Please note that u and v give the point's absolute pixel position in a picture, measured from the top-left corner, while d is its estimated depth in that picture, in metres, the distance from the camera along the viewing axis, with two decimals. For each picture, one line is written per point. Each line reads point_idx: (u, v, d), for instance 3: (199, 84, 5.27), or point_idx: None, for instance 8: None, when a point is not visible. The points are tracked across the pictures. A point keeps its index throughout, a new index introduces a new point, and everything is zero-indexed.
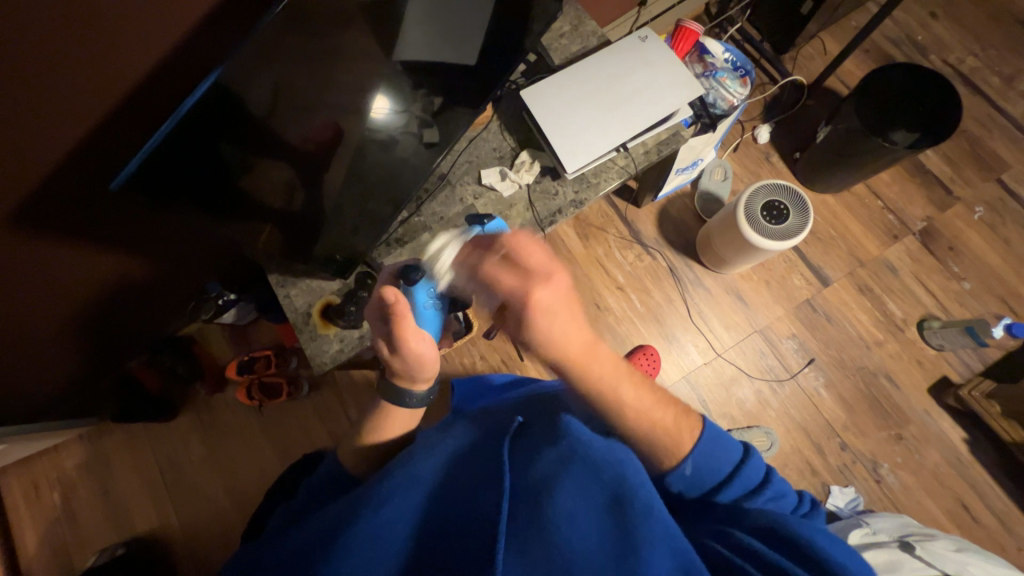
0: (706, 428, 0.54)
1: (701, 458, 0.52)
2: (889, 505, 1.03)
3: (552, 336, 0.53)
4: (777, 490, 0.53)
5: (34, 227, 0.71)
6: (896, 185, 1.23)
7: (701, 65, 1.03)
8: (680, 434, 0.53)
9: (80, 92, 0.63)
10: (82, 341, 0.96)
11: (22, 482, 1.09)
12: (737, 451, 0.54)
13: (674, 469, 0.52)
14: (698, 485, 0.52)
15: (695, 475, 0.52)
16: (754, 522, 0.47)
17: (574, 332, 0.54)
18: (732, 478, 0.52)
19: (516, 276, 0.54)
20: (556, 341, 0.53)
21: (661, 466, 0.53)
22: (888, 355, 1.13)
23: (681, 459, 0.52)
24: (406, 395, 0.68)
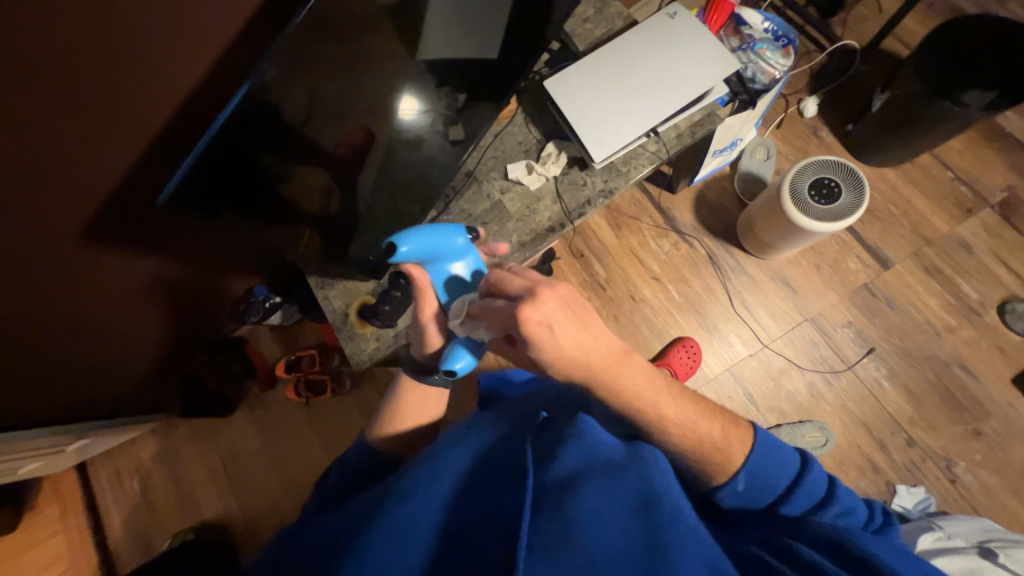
0: (759, 437, 0.52)
1: (754, 473, 0.50)
2: (966, 506, 0.94)
3: (564, 352, 0.46)
4: (844, 505, 0.50)
5: (99, 238, 0.77)
6: (968, 153, 1.11)
7: (737, 38, 0.96)
8: (729, 446, 0.51)
9: (135, 110, 0.68)
10: (149, 344, 1.04)
11: (106, 471, 1.21)
12: (794, 463, 0.52)
13: (725, 484, 0.50)
14: (760, 496, 0.50)
15: (749, 492, 0.49)
16: (817, 533, 0.43)
17: (593, 344, 0.46)
18: (793, 490, 0.50)
19: (512, 298, 0.48)
20: (572, 357, 0.46)
21: (710, 483, 0.51)
22: (963, 341, 1.02)
23: (732, 475, 0.50)
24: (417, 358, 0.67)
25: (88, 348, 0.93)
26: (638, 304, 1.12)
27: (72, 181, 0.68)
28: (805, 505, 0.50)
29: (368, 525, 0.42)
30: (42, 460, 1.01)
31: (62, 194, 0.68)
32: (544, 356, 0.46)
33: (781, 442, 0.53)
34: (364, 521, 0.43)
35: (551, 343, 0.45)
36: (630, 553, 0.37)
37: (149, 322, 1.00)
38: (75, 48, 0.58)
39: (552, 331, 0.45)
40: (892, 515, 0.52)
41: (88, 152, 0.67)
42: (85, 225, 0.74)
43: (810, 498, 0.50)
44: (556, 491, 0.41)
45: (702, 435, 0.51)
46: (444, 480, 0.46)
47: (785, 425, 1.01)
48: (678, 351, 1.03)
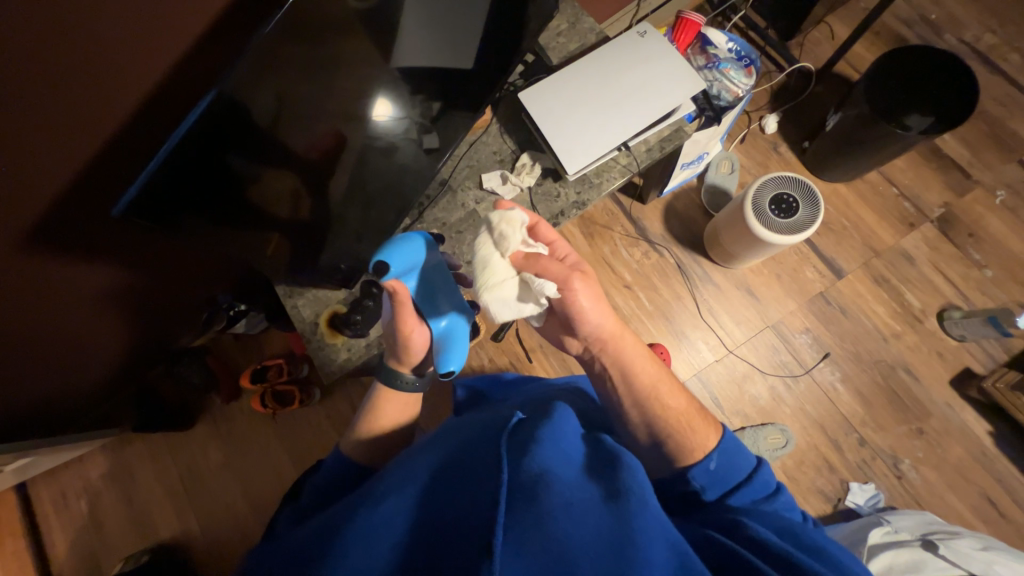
0: (727, 435, 0.57)
1: (724, 457, 0.55)
2: (911, 501, 1.01)
3: (585, 313, 0.57)
4: (789, 502, 0.54)
5: (45, 244, 0.72)
6: (911, 172, 1.19)
7: (703, 57, 1.01)
8: (705, 432, 0.57)
9: (88, 109, 0.64)
10: (101, 355, 0.98)
11: (51, 491, 1.13)
12: (750, 460, 0.57)
13: (698, 462, 0.54)
14: (720, 483, 0.53)
15: (719, 471, 0.54)
16: (772, 521, 0.47)
17: (606, 315, 0.58)
18: (748, 481, 0.54)
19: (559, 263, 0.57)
20: (587, 318, 0.57)
21: (682, 461, 0.55)
22: (907, 347, 1.10)
23: (707, 454, 0.55)
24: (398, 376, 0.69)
25: (31, 360, 0.86)
26: (610, 311, 1.14)
27: (15, 181, 0.63)
28: (756, 497, 0.53)
29: (339, 536, 0.41)
30: None
31: (4, 197, 0.64)
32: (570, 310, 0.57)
33: (742, 443, 0.58)
34: (336, 531, 0.42)
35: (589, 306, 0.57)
36: (601, 544, 0.37)
37: (103, 330, 0.94)
38: (20, 41, 0.54)
39: (580, 301, 0.56)
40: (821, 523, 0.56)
41: (33, 151, 0.63)
42: (29, 229, 0.69)
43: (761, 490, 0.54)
44: (530, 485, 0.40)
45: (675, 408, 0.59)
46: (415, 480, 0.44)
47: (748, 427, 1.05)
48: None
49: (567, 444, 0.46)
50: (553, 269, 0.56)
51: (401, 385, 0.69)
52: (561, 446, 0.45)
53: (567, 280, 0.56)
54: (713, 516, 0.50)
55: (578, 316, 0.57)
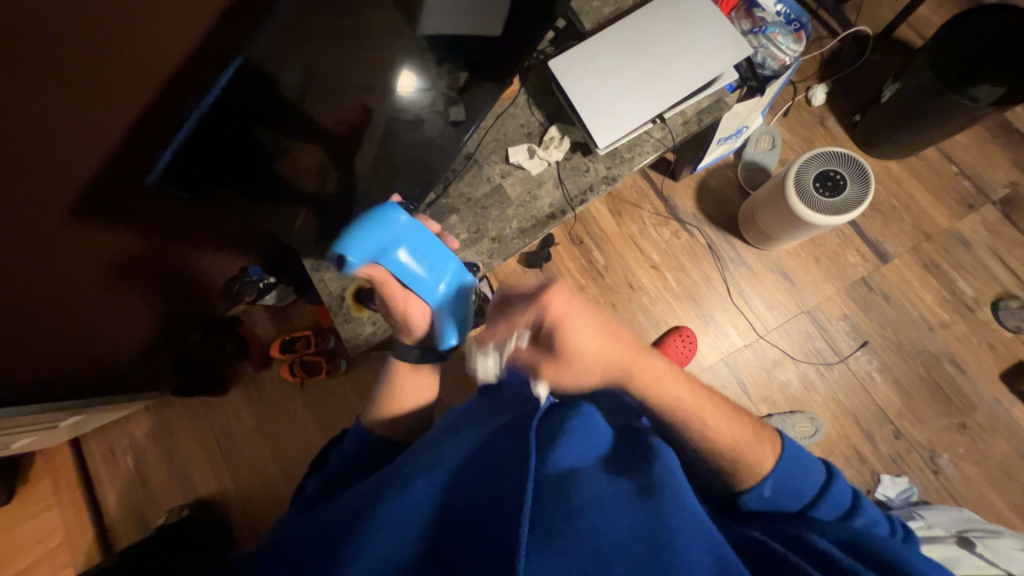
0: (785, 444, 0.54)
1: (783, 477, 0.51)
2: (947, 497, 0.96)
3: (575, 345, 0.48)
4: (869, 516, 0.51)
5: (87, 216, 0.74)
6: (973, 148, 1.10)
7: (749, 21, 0.93)
8: (761, 449, 0.53)
9: (126, 78, 0.65)
10: (144, 321, 1.03)
11: (101, 447, 1.21)
12: (818, 474, 0.53)
13: (753, 488, 0.51)
14: (777, 504, 0.51)
15: (774, 497, 0.51)
16: (835, 532, 0.45)
17: (607, 343, 0.50)
18: (819, 496, 0.51)
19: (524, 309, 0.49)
20: (583, 352, 0.49)
21: (737, 488, 0.52)
22: (955, 337, 1.04)
23: (760, 480, 0.51)
24: (404, 348, 0.69)
25: (77, 327, 0.90)
26: (636, 292, 1.11)
27: (58, 152, 0.64)
28: (832, 513, 0.51)
29: (368, 513, 0.42)
30: (35, 435, 1.00)
31: (47, 171, 0.65)
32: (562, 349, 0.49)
33: (808, 453, 0.54)
34: (367, 510, 0.43)
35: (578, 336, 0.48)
36: (632, 536, 0.37)
37: (140, 301, 0.97)
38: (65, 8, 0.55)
39: (564, 328, 0.48)
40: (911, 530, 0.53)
41: (71, 123, 0.63)
42: (74, 202, 0.71)
43: (836, 507, 0.51)
44: (559, 481, 0.40)
45: (727, 440, 0.53)
46: (444, 466, 0.46)
47: (776, 415, 1.02)
48: (675, 340, 1.03)
49: (595, 438, 0.47)
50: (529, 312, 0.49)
51: (406, 355, 0.69)
52: (589, 440, 0.46)
53: (540, 316, 0.48)
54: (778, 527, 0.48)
55: (564, 342, 0.48)
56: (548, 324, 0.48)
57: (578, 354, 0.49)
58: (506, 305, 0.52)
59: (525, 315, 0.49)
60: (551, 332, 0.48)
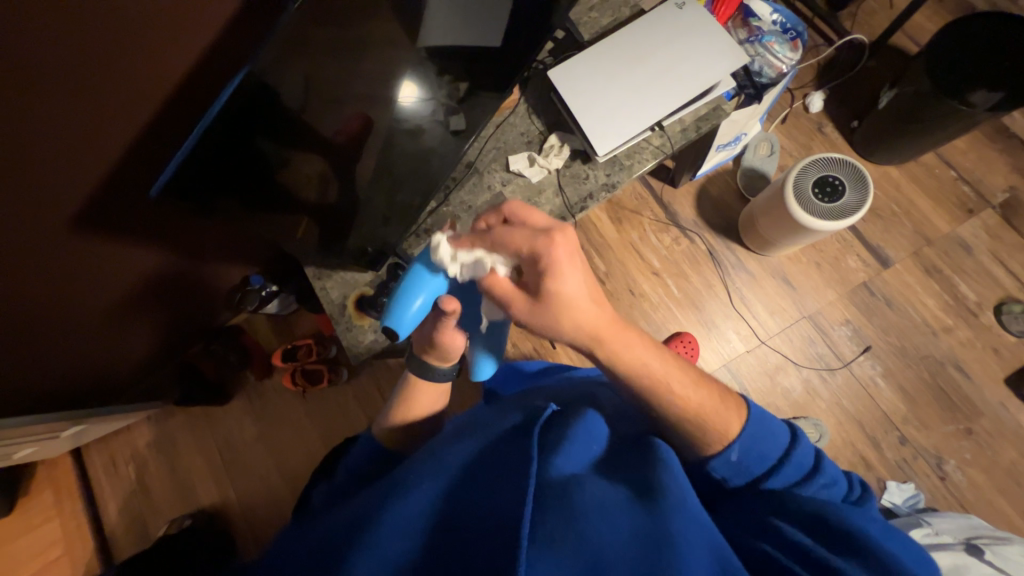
0: (751, 409, 0.52)
1: (748, 444, 0.50)
2: (954, 503, 0.95)
3: (566, 295, 0.46)
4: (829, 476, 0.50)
5: (99, 225, 0.76)
6: (972, 153, 1.11)
7: (746, 30, 0.94)
8: (728, 418, 0.51)
9: (131, 90, 0.66)
10: (148, 331, 1.03)
11: (102, 458, 1.21)
12: (783, 436, 0.51)
13: (719, 453, 0.50)
14: (743, 472, 0.50)
15: (741, 461, 0.50)
16: (802, 507, 0.44)
17: (591, 297, 0.48)
18: (784, 463, 0.49)
19: (521, 238, 0.47)
20: (569, 302, 0.47)
21: (703, 451, 0.51)
22: (958, 342, 1.03)
23: (728, 444, 0.50)
24: (435, 370, 0.67)
25: (80, 337, 0.90)
26: (637, 299, 1.11)
27: (65, 163, 0.65)
28: (794, 477, 0.50)
29: (369, 521, 0.41)
30: (37, 445, 1.00)
31: (52, 181, 0.66)
32: (551, 296, 0.47)
33: (771, 415, 0.52)
34: (368, 515, 0.43)
35: (569, 278, 0.46)
36: (635, 540, 0.36)
37: (142, 310, 0.98)
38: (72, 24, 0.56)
39: (561, 272, 0.46)
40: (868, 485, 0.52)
41: (77, 134, 0.64)
42: (79, 212, 0.72)
43: (798, 469, 0.50)
44: (560, 485, 0.41)
45: (695, 402, 0.51)
46: (446, 474, 0.46)
47: None
48: (677, 347, 1.03)
49: (595, 444, 0.48)
50: (520, 237, 0.47)
51: (435, 377, 0.68)
52: (589, 446, 0.47)
53: (540, 249, 0.46)
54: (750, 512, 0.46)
55: (552, 287, 0.46)
56: (544, 266, 0.46)
57: (570, 305, 0.47)
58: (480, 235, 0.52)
59: (519, 249, 0.47)
60: (542, 274, 0.46)
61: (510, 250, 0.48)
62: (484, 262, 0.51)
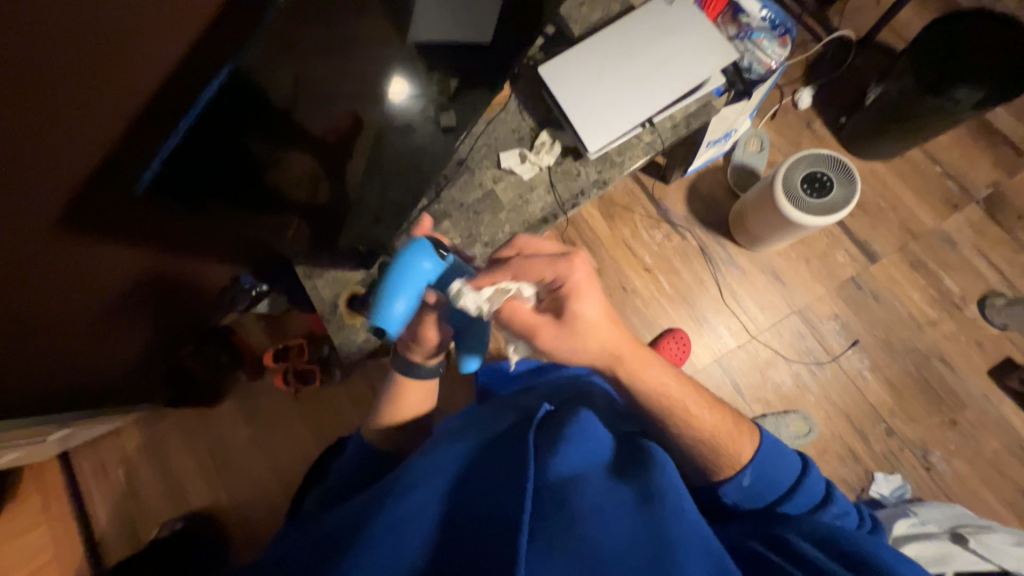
0: (764, 438, 0.55)
1: (760, 469, 0.52)
2: (939, 493, 0.97)
3: (588, 318, 0.51)
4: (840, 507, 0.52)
5: (83, 226, 0.74)
6: (956, 149, 1.13)
7: (735, 27, 0.94)
8: (740, 442, 0.54)
9: (114, 87, 0.65)
10: (135, 332, 1.02)
11: (90, 461, 1.19)
12: (795, 466, 0.54)
13: (731, 478, 0.52)
14: (756, 498, 0.52)
15: (753, 486, 0.52)
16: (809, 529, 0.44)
17: (609, 322, 0.53)
18: (795, 489, 0.52)
19: (542, 264, 0.52)
20: (589, 324, 0.51)
21: (715, 477, 0.53)
22: (943, 335, 1.05)
23: (740, 469, 0.52)
24: (416, 366, 0.66)
25: (69, 343, 0.89)
26: (629, 295, 1.12)
27: (47, 168, 0.64)
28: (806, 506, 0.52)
29: (365, 524, 0.41)
30: (22, 450, 0.98)
31: (36, 185, 0.65)
32: (575, 318, 0.51)
33: (784, 444, 0.56)
34: (365, 519, 0.42)
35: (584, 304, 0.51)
36: (633, 546, 0.37)
37: (130, 313, 0.96)
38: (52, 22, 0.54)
39: (580, 295, 0.51)
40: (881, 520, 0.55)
41: (58, 132, 0.62)
42: (63, 216, 0.70)
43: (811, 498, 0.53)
44: (558, 488, 0.40)
45: (708, 428, 0.55)
46: (442, 476, 0.46)
47: (770, 415, 1.02)
48: (669, 343, 1.03)
49: (595, 443, 0.47)
50: (540, 265, 0.52)
51: (416, 374, 0.67)
52: (588, 447, 0.46)
53: (561, 273, 0.51)
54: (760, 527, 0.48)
55: (575, 308, 0.51)
56: (563, 289, 0.51)
57: (591, 325, 0.52)
58: (496, 267, 0.54)
59: (545, 274, 0.52)
60: (565, 297, 0.51)
61: (531, 278, 0.52)
62: (509, 289, 0.51)
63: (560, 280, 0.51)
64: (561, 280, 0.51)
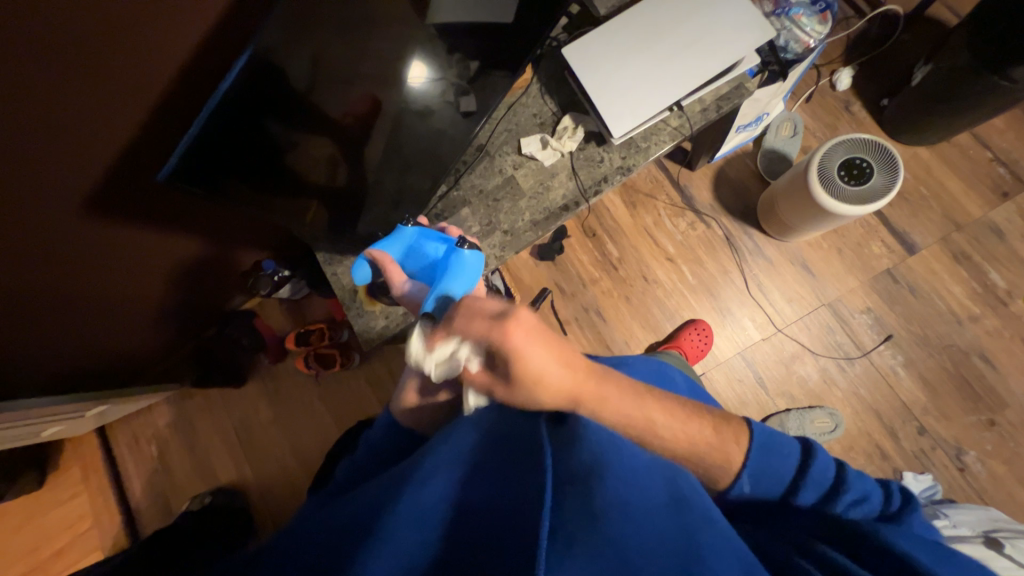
0: (755, 433, 0.50)
1: (758, 471, 0.49)
2: (973, 495, 0.94)
3: (537, 377, 0.39)
4: (860, 492, 0.47)
5: (104, 208, 0.75)
6: (1010, 133, 1.05)
7: (771, 1, 0.88)
8: (727, 447, 0.49)
9: (140, 72, 0.65)
10: (163, 313, 1.05)
11: (125, 436, 1.24)
12: (796, 453, 0.50)
13: (732, 485, 0.49)
14: (762, 491, 0.49)
15: (758, 488, 0.49)
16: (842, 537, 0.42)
17: (570, 371, 0.41)
18: (803, 479, 0.49)
19: (482, 319, 0.38)
20: (545, 383, 0.39)
21: (719, 485, 0.50)
22: (985, 331, 1.00)
23: (738, 476, 0.49)
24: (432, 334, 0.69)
25: (99, 319, 0.92)
26: (650, 285, 1.09)
27: (74, 151, 0.66)
28: (818, 492, 0.48)
29: (383, 513, 0.41)
30: (63, 424, 1.03)
31: (63, 168, 0.66)
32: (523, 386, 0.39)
33: (781, 431, 0.51)
34: (386, 502, 0.42)
35: (540, 361, 0.38)
36: (662, 546, 0.35)
37: (156, 291, 0.98)
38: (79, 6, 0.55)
39: (522, 358, 0.37)
40: (909, 493, 0.50)
41: (82, 109, 0.63)
42: (89, 197, 0.72)
43: (818, 487, 0.49)
44: (584, 478, 0.38)
45: (702, 430, 0.51)
46: (464, 461, 0.46)
47: (795, 410, 1.00)
48: (690, 334, 1.01)
49: (617, 435, 0.45)
50: (477, 324, 0.38)
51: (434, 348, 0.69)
52: (611, 437, 0.44)
53: (495, 341, 0.37)
54: (787, 534, 0.46)
55: (524, 374, 0.38)
56: (501, 358, 0.37)
57: (537, 382, 0.39)
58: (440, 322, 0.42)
59: (478, 336, 0.38)
60: (504, 365, 0.38)
61: (467, 337, 0.39)
62: None
63: (499, 351, 0.37)
64: (501, 352, 0.37)
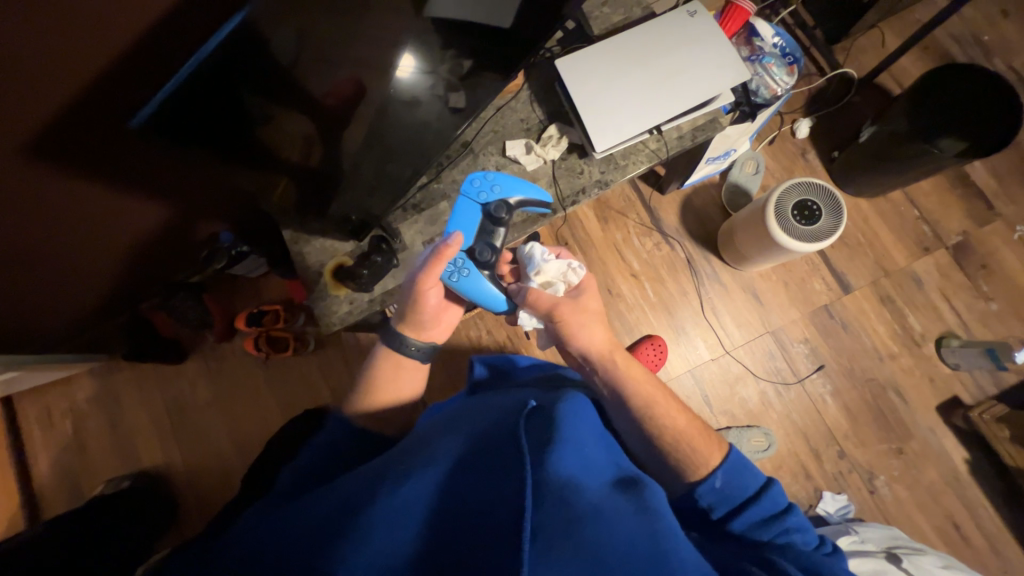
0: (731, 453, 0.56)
1: (729, 472, 0.54)
2: (879, 515, 1.03)
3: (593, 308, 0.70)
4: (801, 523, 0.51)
5: (47, 152, 0.69)
6: (934, 195, 1.19)
7: (748, 48, 0.96)
8: (707, 448, 0.57)
9: (112, 16, 0.61)
10: (99, 275, 0.97)
11: (36, 408, 1.12)
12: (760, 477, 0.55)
13: (703, 479, 0.54)
14: (727, 501, 0.53)
15: (724, 488, 0.53)
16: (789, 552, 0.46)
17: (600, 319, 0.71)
18: (758, 496, 0.53)
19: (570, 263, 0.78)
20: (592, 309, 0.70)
21: (691, 477, 0.55)
22: (901, 368, 1.11)
23: (711, 471, 0.54)
24: (403, 342, 0.69)
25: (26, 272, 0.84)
26: (613, 298, 1.13)
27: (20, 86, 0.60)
28: (766, 512, 0.52)
29: (363, 513, 0.40)
30: None
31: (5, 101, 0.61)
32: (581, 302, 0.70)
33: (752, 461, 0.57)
34: (361, 504, 0.42)
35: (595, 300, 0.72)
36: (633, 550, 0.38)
37: (96, 251, 0.91)
38: None
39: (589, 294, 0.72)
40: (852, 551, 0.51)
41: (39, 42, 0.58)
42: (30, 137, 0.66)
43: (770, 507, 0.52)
44: (561, 487, 0.40)
45: (678, 425, 0.59)
46: (440, 464, 0.45)
47: (734, 428, 1.06)
48: (647, 348, 1.06)
49: (587, 450, 0.47)
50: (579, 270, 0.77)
51: (405, 351, 0.69)
52: (581, 450, 0.47)
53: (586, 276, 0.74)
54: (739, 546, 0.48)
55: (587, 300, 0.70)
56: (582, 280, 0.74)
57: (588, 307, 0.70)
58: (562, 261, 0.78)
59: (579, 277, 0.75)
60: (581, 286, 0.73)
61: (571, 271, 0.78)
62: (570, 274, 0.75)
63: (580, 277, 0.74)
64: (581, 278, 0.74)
